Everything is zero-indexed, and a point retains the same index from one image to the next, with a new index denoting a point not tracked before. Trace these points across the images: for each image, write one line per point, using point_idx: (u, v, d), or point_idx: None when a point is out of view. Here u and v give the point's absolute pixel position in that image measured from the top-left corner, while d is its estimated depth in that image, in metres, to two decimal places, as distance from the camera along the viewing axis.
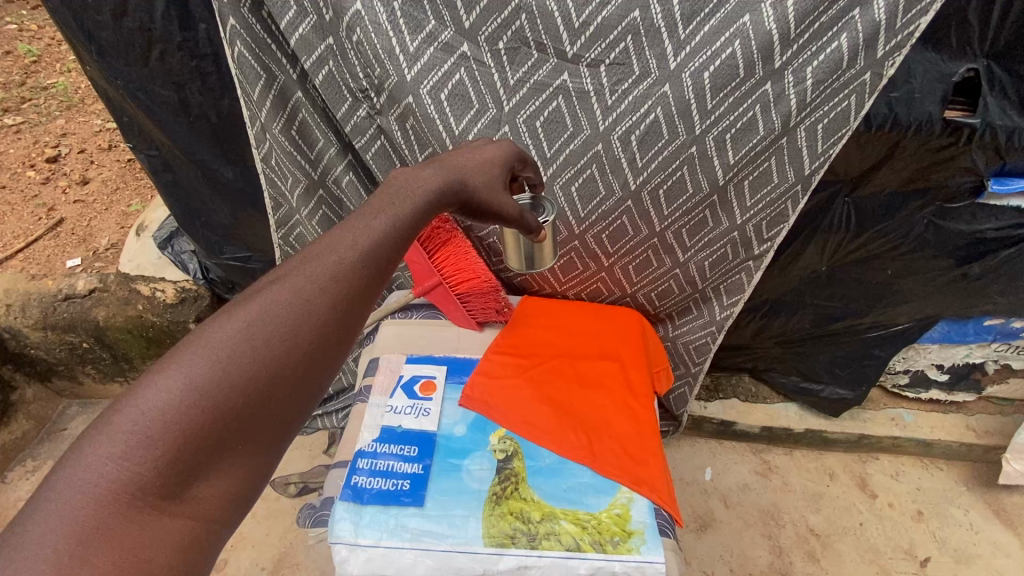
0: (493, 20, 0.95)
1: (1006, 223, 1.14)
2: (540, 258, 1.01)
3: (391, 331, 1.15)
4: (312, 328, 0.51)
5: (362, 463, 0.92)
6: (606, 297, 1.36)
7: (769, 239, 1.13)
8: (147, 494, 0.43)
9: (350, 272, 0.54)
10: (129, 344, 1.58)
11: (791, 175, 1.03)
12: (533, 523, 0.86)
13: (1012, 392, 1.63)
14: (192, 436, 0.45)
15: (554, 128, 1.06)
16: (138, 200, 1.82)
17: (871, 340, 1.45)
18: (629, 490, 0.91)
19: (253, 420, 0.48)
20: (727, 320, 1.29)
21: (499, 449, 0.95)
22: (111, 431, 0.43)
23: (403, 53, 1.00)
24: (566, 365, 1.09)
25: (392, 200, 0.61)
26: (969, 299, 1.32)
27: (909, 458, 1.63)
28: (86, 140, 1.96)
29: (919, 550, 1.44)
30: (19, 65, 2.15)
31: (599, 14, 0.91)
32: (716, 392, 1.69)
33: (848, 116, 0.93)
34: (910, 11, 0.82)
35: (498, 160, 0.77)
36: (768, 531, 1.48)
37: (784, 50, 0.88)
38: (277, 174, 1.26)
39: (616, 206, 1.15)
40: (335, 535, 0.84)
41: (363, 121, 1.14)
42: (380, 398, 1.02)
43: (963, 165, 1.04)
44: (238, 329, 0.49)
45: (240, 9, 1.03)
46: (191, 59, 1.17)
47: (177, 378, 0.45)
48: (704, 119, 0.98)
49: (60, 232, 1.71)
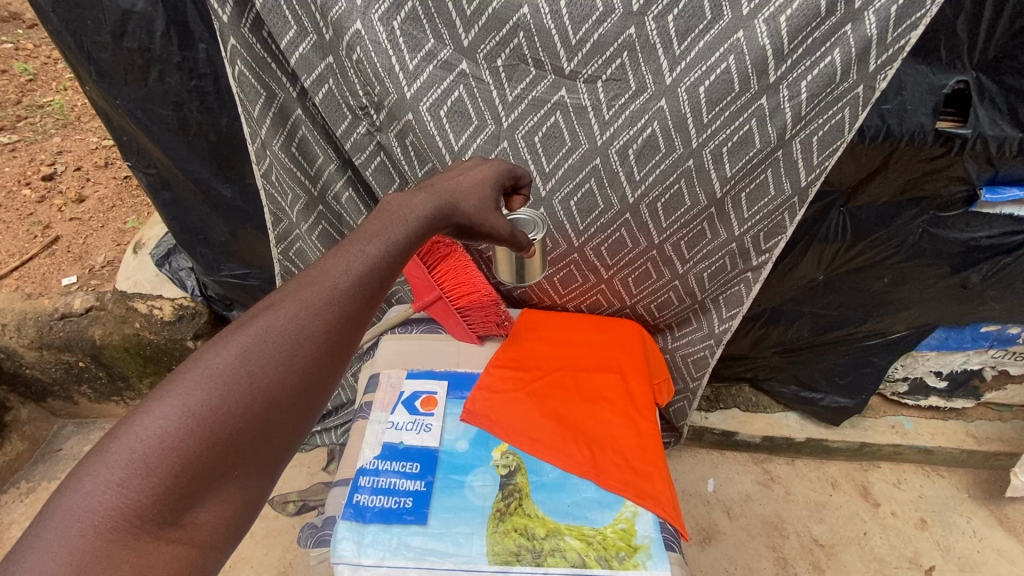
0: (492, 38, 0.95)
1: (999, 231, 1.16)
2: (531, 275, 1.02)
3: (392, 346, 1.15)
4: (305, 353, 0.51)
5: (363, 481, 0.91)
6: (606, 309, 1.36)
7: (767, 250, 1.13)
8: (146, 522, 0.42)
9: (344, 297, 0.53)
10: (126, 362, 1.58)
11: (787, 187, 1.03)
12: (537, 540, 0.85)
13: (1010, 398, 1.63)
14: (191, 463, 0.44)
15: (553, 144, 1.06)
16: (134, 216, 1.81)
17: (870, 348, 1.46)
18: (633, 504, 0.91)
19: (252, 446, 0.47)
20: (726, 332, 1.28)
21: (501, 465, 0.95)
22: (110, 459, 0.42)
23: (401, 72, 1.01)
24: (566, 378, 1.08)
25: (385, 224, 0.61)
26: (965, 306, 1.33)
27: (911, 466, 1.63)
28: (82, 158, 1.95)
29: (923, 559, 1.44)
30: (15, 83, 2.16)
31: (595, 31, 0.92)
32: (716, 402, 1.69)
33: (842, 128, 0.94)
34: (901, 27, 0.83)
35: (489, 179, 0.77)
36: (772, 543, 1.47)
37: (779, 65, 0.89)
38: (277, 191, 1.25)
39: (615, 218, 1.15)
40: (338, 555, 0.82)
41: (362, 138, 1.15)
42: (380, 415, 1.01)
43: (956, 174, 1.05)
44: (234, 355, 0.48)
45: (240, 28, 1.03)
46: (191, 79, 1.17)
47: (175, 406, 0.45)
48: (700, 133, 0.99)
49: (56, 250, 1.69)
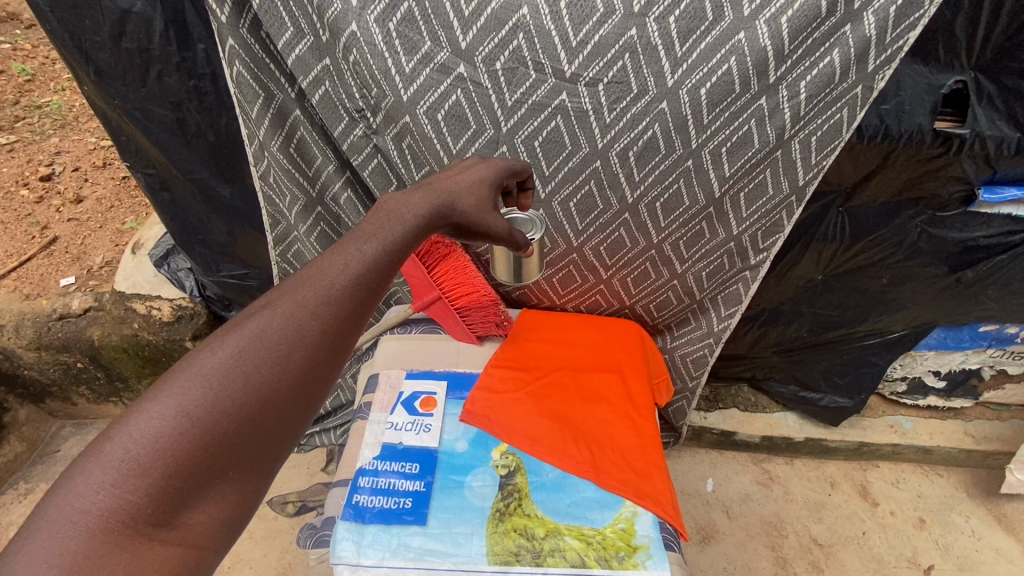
0: (491, 39, 0.95)
1: (997, 231, 1.16)
2: (529, 272, 1.02)
3: (392, 347, 1.15)
4: (301, 353, 0.50)
5: (363, 481, 0.91)
6: (605, 309, 1.36)
7: (766, 250, 1.13)
8: (140, 523, 0.42)
9: (341, 297, 0.53)
10: (125, 363, 1.57)
11: (785, 187, 1.03)
12: (537, 540, 0.85)
13: (1008, 397, 1.64)
14: (185, 463, 0.44)
15: (553, 148, 1.07)
16: (133, 217, 1.81)
17: (869, 348, 1.46)
18: (633, 504, 0.91)
19: (247, 446, 0.47)
20: (725, 331, 1.28)
21: (501, 465, 0.95)
22: (104, 459, 0.42)
23: (398, 75, 1.02)
24: (566, 378, 1.08)
25: (383, 224, 0.61)
26: (963, 306, 1.33)
27: (910, 465, 1.63)
28: (81, 158, 1.95)
29: (922, 558, 1.44)
30: (13, 83, 2.15)
31: (596, 32, 0.91)
32: (716, 402, 1.69)
33: (841, 128, 0.94)
34: (899, 27, 0.83)
35: (488, 180, 0.77)
36: (771, 542, 1.47)
37: (779, 66, 0.89)
38: (275, 192, 1.25)
39: (613, 219, 1.15)
40: (338, 556, 0.82)
41: (360, 139, 1.15)
42: (380, 415, 1.01)
43: (954, 174, 1.05)
44: (229, 355, 0.48)
45: (239, 29, 1.02)
46: (190, 79, 1.17)
47: (170, 406, 0.45)
48: (700, 134, 0.99)
49: (54, 251, 1.68)
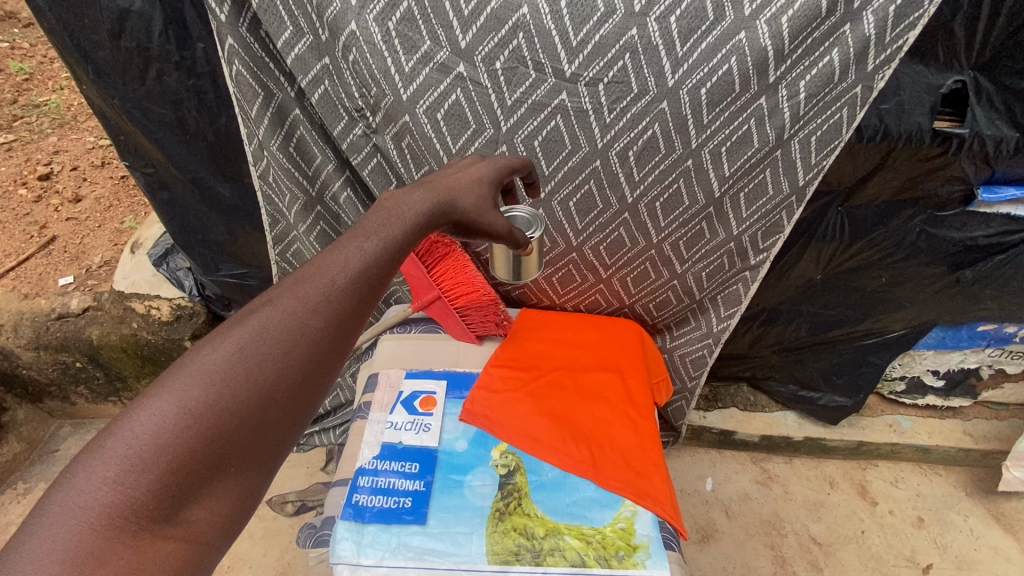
0: (490, 39, 0.95)
1: (996, 230, 1.16)
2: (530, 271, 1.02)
3: (391, 346, 1.15)
4: (303, 350, 0.50)
5: (362, 481, 0.91)
6: (604, 309, 1.36)
7: (766, 250, 1.13)
8: (142, 519, 0.42)
9: (342, 294, 0.53)
10: (124, 363, 1.57)
11: (785, 186, 1.03)
12: (536, 539, 0.85)
13: (1006, 396, 1.64)
14: (187, 459, 0.44)
15: (553, 147, 1.07)
16: (131, 216, 1.81)
17: (868, 347, 1.46)
18: (633, 503, 0.91)
19: (248, 442, 0.47)
20: (724, 331, 1.29)
21: (500, 464, 0.95)
22: (105, 455, 0.42)
23: (397, 74, 1.02)
24: (565, 377, 1.08)
25: (383, 222, 0.60)
26: (962, 305, 1.33)
27: (908, 465, 1.63)
28: (79, 157, 1.94)
29: (920, 557, 1.44)
30: (11, 82, 2.15)
31: (597, 31, 0.91)
32: (715, 402, 1.69)
33: (841, 128, 0.94)
34: (899, 27, 0.83)
35: (488, 179, 0.77)
36: (771, 541, 1.47)
37: (779, 65, 0.89)
38: (274, 191, 1.25)
39: (613, 218, 1.15)
40: (338, 555, 0.82)
41: (359, 139, 1.15)
42: (379, 415, 1.01)
43: (954, 174, 1.05)
44: (231, 352, 0.48)
45: (238, 28, 1.02)
46: (189, 78, 1.17)
47: (171, 402, 0.45)
48: (700, 134, 0.99)
49: (53, 250, 1.68)
